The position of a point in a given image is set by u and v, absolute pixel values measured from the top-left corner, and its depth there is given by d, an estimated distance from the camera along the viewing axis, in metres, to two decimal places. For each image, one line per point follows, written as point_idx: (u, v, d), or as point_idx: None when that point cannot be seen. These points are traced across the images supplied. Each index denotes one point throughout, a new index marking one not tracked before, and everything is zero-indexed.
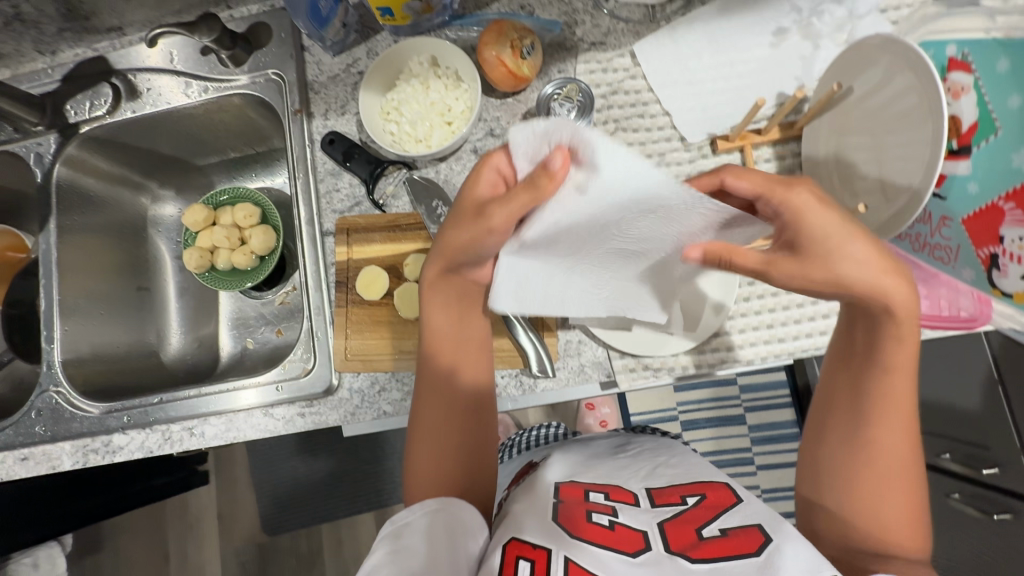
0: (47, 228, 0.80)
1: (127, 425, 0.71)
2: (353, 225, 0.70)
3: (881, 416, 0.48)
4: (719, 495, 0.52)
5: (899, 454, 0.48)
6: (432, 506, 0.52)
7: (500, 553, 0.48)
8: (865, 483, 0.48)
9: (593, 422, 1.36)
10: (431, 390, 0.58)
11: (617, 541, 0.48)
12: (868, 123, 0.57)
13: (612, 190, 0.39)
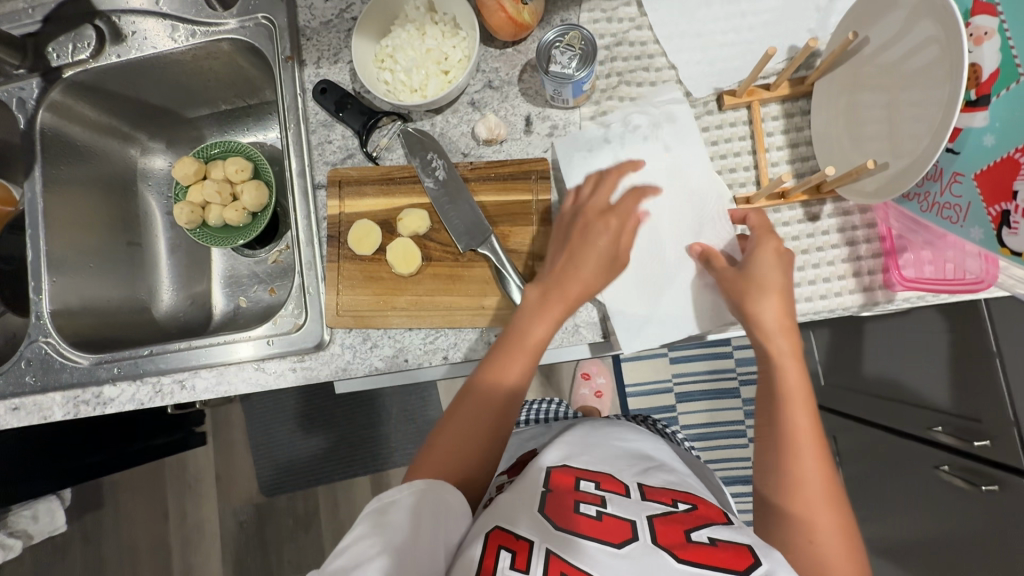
0: (33, 175, 0.78)
1: (117, 376, 0.71)
2: (345, 177, 0.67)
3: (798, 449, 0.53)
4: (711, 510, 0.56)
5: (824, 486, 0.52)
6: (420, 485, 0.51)
7: (482, 541, 0.50)
8: (798, 519, 0.51)
9: (587, 392, 1.36)
10: (502, 392, 0.57)
11: (602, 531, 0.51)
12: (885, 78, 0.54)
13: (664, 173, 0.62)
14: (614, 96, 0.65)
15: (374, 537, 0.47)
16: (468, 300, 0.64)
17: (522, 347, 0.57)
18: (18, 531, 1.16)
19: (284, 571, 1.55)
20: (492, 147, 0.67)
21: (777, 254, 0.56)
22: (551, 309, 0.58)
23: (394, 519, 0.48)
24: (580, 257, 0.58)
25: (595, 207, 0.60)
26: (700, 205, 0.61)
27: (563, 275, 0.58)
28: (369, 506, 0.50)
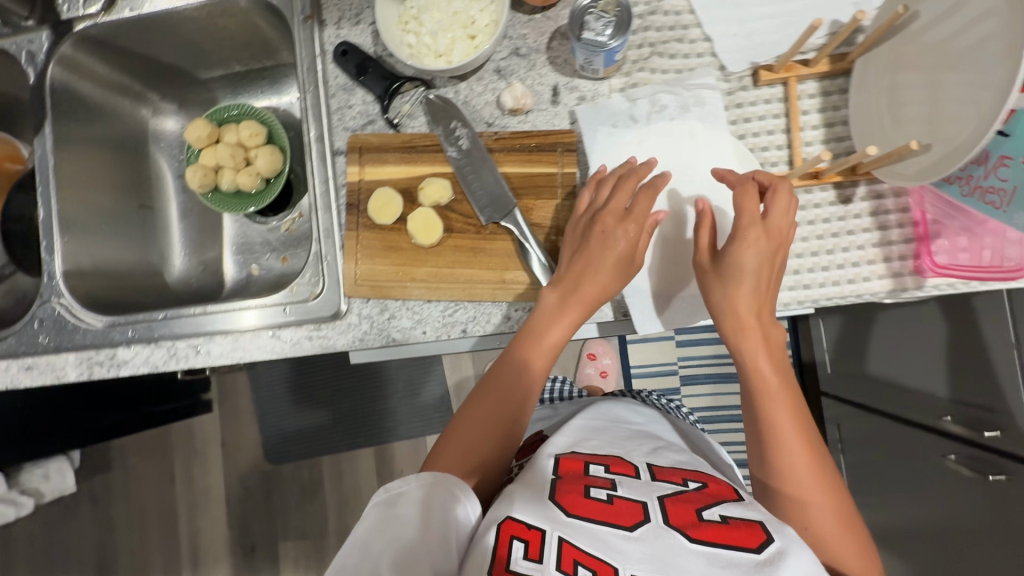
0: (43, 133, 0.76)
1: (132, 339, 0.70)
2: (365, 144, 0.66)
3: (784, 440, 0.53)
4: (722, 489, 0.57)
5: (817, 471, 0.52)
6: (427, 479, 0.53)
7: (494, 532, 0.50)
8: (793, 509, 0.52)
9: (593, 372, 1.39)
10: (519, 392, 0.58)
11: (613, 513, 0.51)
12: (927, 56, 0.53)
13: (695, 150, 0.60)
14: (646, 68, 0.62)
15: (384, 530, 0.49)
16: (490, 274, 0.63)
17: (537, 348, 0.58)
18: (29, 489, 1.17)
19: (289, 537, 1.57)
20: (518, 117, 0.65)
21: (755, 242, 0.53)
22: (566, 317, 0.57)
23: (403, 512, 0.50)
24: (597, 267, 0.56)
25: (615, 211, 0.57)
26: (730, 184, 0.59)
27: (580, 280, 0.57)
28: (379, 500, 0.53)
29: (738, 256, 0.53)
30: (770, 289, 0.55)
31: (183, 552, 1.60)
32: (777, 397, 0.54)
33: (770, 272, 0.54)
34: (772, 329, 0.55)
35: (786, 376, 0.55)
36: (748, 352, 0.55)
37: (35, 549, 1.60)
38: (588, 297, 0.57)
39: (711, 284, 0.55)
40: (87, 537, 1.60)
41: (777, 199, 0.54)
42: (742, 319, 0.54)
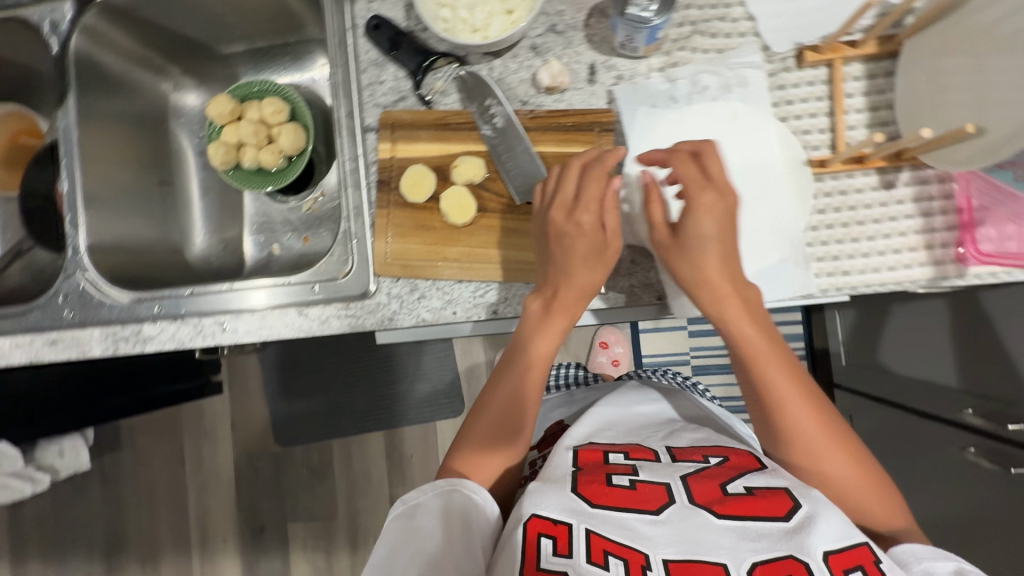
0: (67, 104, 0.75)
1: (157, 315, 0.70)
2: (398, 120, 0.65)
3: (783, 408, 0.54)
4: (743, 459, 0.57)
5: (822, 426, 0.54)
6: (443, 487, 0.56)
7: (521, 531, 0.49)
8: (805, 465, 0.54)
9: (604, 361, 1.36)
10: (522, 393, 0.61)
11: (638, 499, 0.52)
12: (968, 42, 0.50)
13: (736, 131, 0.58)
14: (686, 47, 0.61)
15: (405, 544, 0.51)
16: (522, 254, 0.63)
17: (530, 363, 0.60)
18: (44, 466, 1.17)
19: (298, 518, 1.58)
20: (553, 96, 0.64)
21: (715, 203, 0.53)
22: (556, 323, 0.59)
23: (422, 525, 0.52)
24: (574, 268, 0.57)
25: (563, 203, 0.57)
26: (773, 166, 0.58)
27: (557, 290, 0.58)
28: (398, 512, 0.55)
29: (697, 228, 0.53)
30: (734, 251, 0.55)
31: (192, 531, 1.61)
32: (767, 365, 0.54)
33: (732, 231, 0.54)
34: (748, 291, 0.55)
35: (771, 336, 0.55)
36: (734, 328, 0.55)
37: (46, 526, 1.62)
38: (569, 303, 0.58)
39: (679, 265, 0.55)
40: (98, 515, 1.61)
41: (709, 159, 0.54)
42: (722, 294, 0.54)
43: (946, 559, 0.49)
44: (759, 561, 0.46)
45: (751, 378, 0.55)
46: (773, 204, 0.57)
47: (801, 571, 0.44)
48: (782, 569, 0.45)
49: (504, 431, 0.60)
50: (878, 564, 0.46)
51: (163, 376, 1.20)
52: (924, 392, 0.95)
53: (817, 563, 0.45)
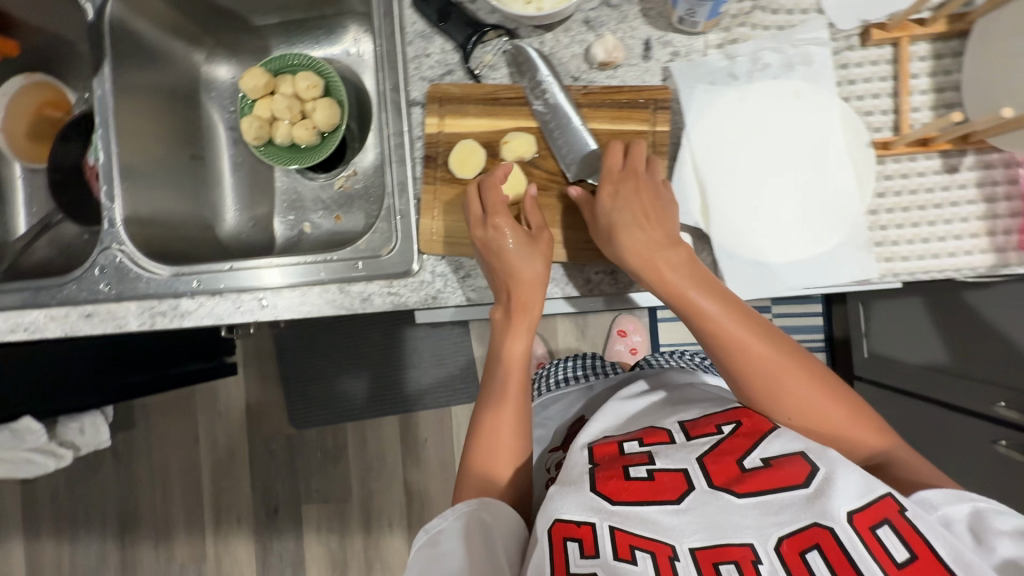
0: (102, 73, 0.73)
1: (196, 290, 0.69)
2: (446, 94, 0.63)
3: (735, 364, 0.54)
4: (756, 420, 0.54)
5: (781, 370, 0.54)
6: (463, 509, 0.55)
7: (546, 541, 0.49)
8: (774, 407, 0.54)
9: (622, 349, 1.36)
10: (511, 388, 0.62)
11: (657, 490, 0.50)
12: None
13: (798, 110, 0.57)
14: (747, 23, 0.59)
15: (434, 572, 0.51)
16: (571, 234, 0.62)
17: (511, 368, 0.62)
18: (65, 442, 1.14)
19: (312, 500, 1.56)
20: (606, 72, 0.62)
21: (617, 187, 0.56)
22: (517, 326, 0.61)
23: (449, 550, 0.52)
24: (516, 261, 0.58)
25: (479, 220, 0.60)
26: (837, 146, 0.56)
27: (510, 289, 0.59)
28: (420, 542, 0.54)
29: (615, 213, 0.55)
30: (662, 219, 0.56)
31: (205, 512, 1.60)
32: (718, 325, 0.54)
33: (652, 208, 0.56)
34: (680, 253, 0.55)
35: (712, 291, 0.54)
36: (679, 298, 0.54)
37: (61, 503, 1.62)
38: (527, 299, 0.60)
39: (617, 247, 0.55)
40: (111, 494, 1.62)
41: (615, 155, 0.58)
42: (657, 266, 0.54)
43: (961, 501, 0.48)
44: (785, 536, 0.46)
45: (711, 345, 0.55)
46: (749, 187, 0.57)
47: (829, 540, 0.44)
48: (808, 540, 0.45)
49: (504, 431, 0.60)
50: (903, 514, 0.45)
51: (179, 356, 1.22)
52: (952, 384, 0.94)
53: (842, 527, 0.44)
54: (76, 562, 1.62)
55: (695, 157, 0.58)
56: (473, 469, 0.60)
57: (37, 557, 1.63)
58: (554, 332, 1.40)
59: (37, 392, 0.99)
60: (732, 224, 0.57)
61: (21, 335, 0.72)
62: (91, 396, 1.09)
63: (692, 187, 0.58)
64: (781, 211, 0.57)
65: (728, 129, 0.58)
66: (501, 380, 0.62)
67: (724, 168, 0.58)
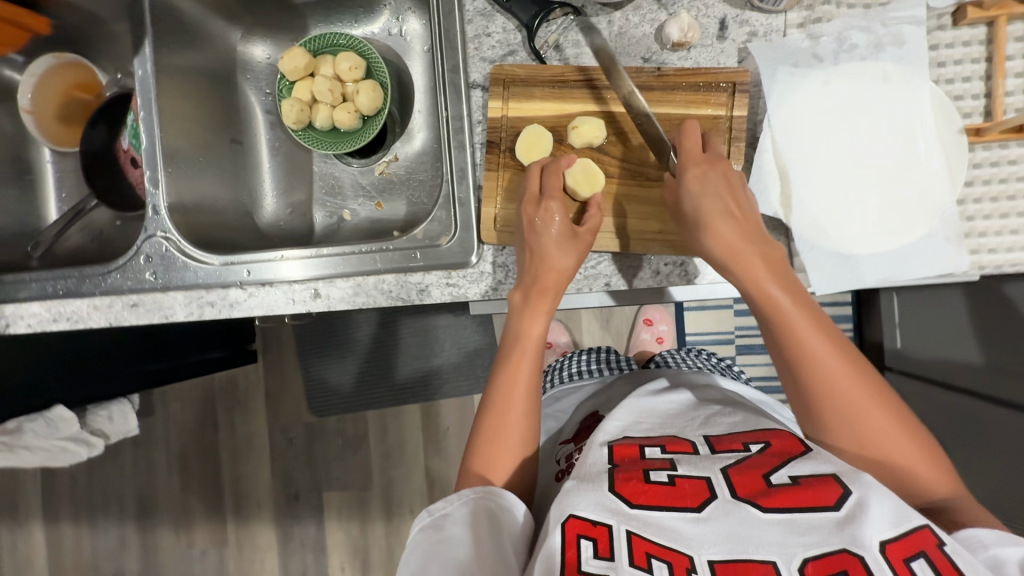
0: (142, 52, 0.71)
1: (246, 280, 0.67)
2: (510, 76, 0.60)
3: (811, 374, 0.48)
4: (787, 442, 0.50)
5: (862, 392, 0.48)
6: (471, 495, 0.51)
7: (558, 533, 0.45)
8: (844, 429, 0.48)
9: (649, 338, 1.31)
10: (522, 382, 0.56)
11: (677, 496, 0.47)
12: None
13: (888, 95, 0.54)
14: (831, 1, 0.56)
15: (437, 557, 0.48)
16: (642, 224, 0.59)
17: (521, 349, 0.57)
18: (95, 430, 1.10)
19: (332, 487, 1.50)
20: (679, 53, 0.59)
21: (706, 171, 0.52)
22: (540, 305, 0.56)
23: (454, 536, 0.49)
24: (550, 246, 0.56)
25: (531, 199, 0.58)
26: (929, 132, 0.54)
27: (534, 270, 0.56)
28: (424, 524, 0.51)
29: (701, 199, 0.52)
30: (748, 212, 0.52)
31: (225, 496, 1.53)
32: (797, 325, 0.49)
33: (738, 199, 0.52)
34: (768, 246, 0.51)
35: (799, 290, 0.50)
36: (758, 290, 0.50)
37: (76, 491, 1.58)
38: (551, 284, 0.56)
39: (704, 232, 0.52)
40: (129, 479, 1.55)
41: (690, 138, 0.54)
42: (742, 254, 0.50)
43: (1015, 544, 0.42)
44: (810, 557, 0.41)
45: (785, 348, 0.49)
46: (834, 175, 0.55)
47: (857, 566, 0.40)
48: (835, 565, 0.40)
49: (509, 423, 0.56)
50: (942, 549, 0.40)
51: (201, 344, 1.19)
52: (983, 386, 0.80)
53: (873, 556, 0.40)
54: (96, 548, 1.56)
55: (776, 143, 0.55)
56: (476, 458, 0.55)
57: (58, 543, 1.57)
58: (578, 322, 1.36)
59: (68, 380, 0.97)
60: (815, 215, 0.55)
61: (64, 324, 0.71)
62: (113, 386, 1.05)
63: (774, 173, 0.55)
64: (869, 200, 0.54)
65: (812, 114, 0.55)
66: (507, 371, 0.57)
67: (807, 155, 0.55)
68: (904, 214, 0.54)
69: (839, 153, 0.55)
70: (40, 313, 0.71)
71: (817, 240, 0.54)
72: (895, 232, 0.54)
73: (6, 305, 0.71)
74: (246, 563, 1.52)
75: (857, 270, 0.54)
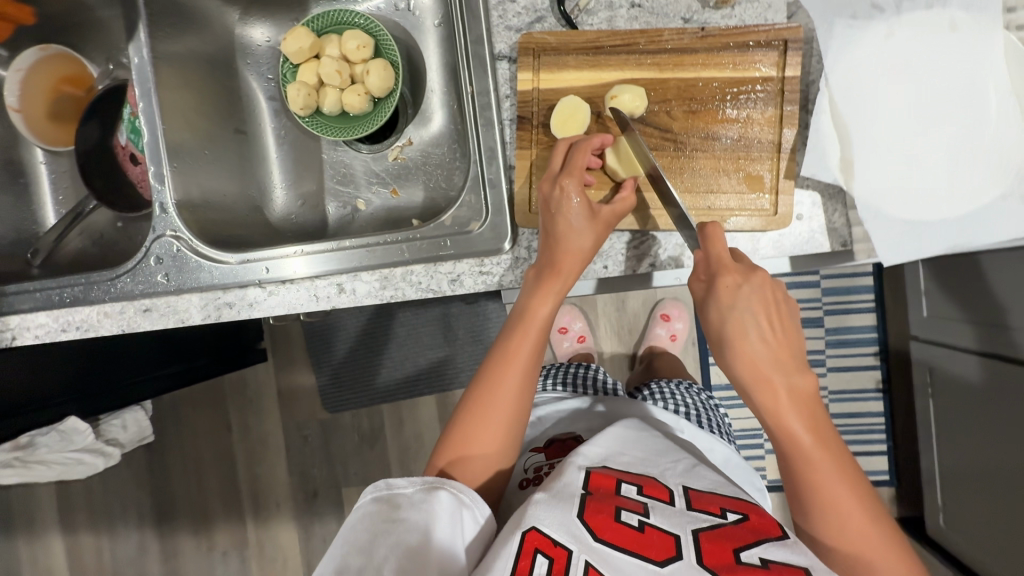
0: (137, 38, 0.67)
1: (265, 278, 0.63)
2: (541, 44, 0.56)
3: (829, 523, 0.45)
4: (765, 522, 0.47)
5: (881, 552, 0.45)
6: (431, 482, 0.48)
7: (516, 539, 0.45)
8: (844, 558, 0.45)
9: (661, 334, 1.21)
10: (517, 373, 0.53)
11: (641, 544, 0.45)
12: None
13: (952, 45, 0.50)
14: None
15: (385, 533, 0.45)
16: (691, 198, 0.55)
17: (525, 327, 0.54)
18: (110, 440, 1.10)
19: (351, 482, 1.46)
20: (721, 12, 0.55)
21: (741, 280, 0.46)
22: (550, 285, 0.53)
23: (407, 518, 0.46)
24: (566, 230, 0.52)
25: (550, 173, 0.54)
26: (998, 83, 0.49)
27: (546, 244, 0.54)
28: (379, 495, 0.48)
29: (730, 316, 0.46)
30: (788, 330, 0.46)
31: (243, 498, 1.50)
32: (820, 473, 0.45)
33: (777, 311, 0.47)
34: (802, 379, 0.45)
35: (824, 430, 0.45)
36: (772, 411, 0.46)
37: (91, 499, 1.55)
38: (567, 268, 0.52)
39: (730, 355, 0.47)
40: (144, 485, 1.53)
41: (717, 244, 0.48)
42: (768, 386, 0.45)
43: None
44: None
45: (799, 470, 0.46)
46: (896, 138, 0.51)
47: None
48: None
49: (501, 403, 0.53)
50: None
51: (212, 350, 1.12)
52: (1019, 344, 0.79)
53: None
54: (117, 554, 1.54)
55: (835, 103, 0.51)
56: (461, 423, 0.53)
57: (77, 551, 1.55)
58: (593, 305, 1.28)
59: (76, 392, 0.94)
60: (884, 183, 0.51)
61: (73, 334, 0.67)
62: (106, 399, 0.99)
63: (833, 137, 0.51)
64: (939, 158, 0.50)
65: (871, 70, 0.51)
66: (509, 343, 0.54)
67: (868, 115, 0.51)
68: (979, 169, 0.50)
69: (900, 113, 0.51)
70: (48, 323, 0.67)
71: (888, 210, 0.51)
72: (965, 191, 0.50)
73: (10, 317, 0.67)
74: (269, 562, 1.50)
75: (929, 235, 0.51)
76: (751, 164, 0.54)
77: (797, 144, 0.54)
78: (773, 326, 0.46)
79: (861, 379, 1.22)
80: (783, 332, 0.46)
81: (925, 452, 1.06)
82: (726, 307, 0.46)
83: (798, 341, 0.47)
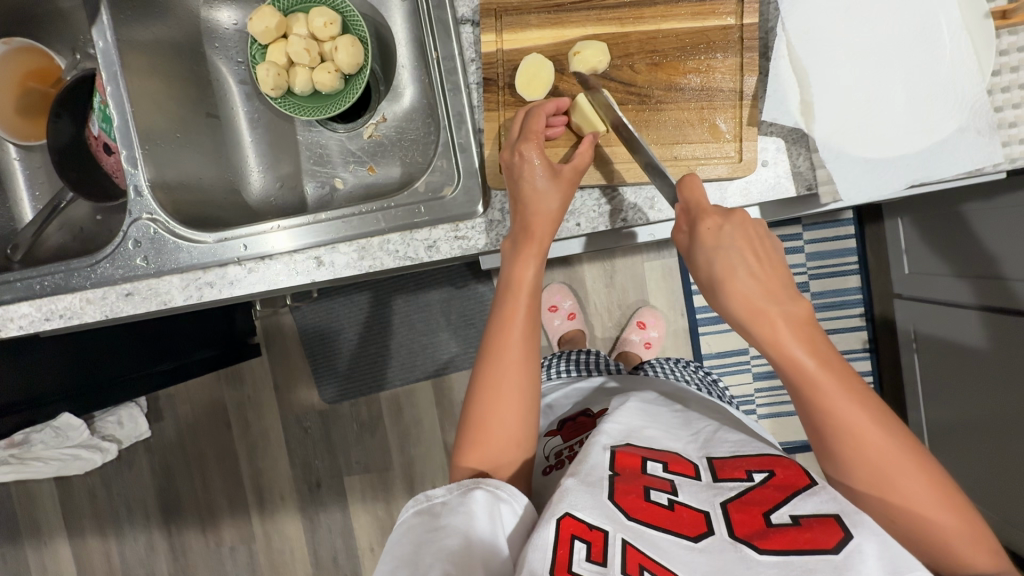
0: (100, 22, 0.66)
1: (244, 256, 0.63)
2: (503, 6, 0.57)
3: (843, 451, 0.45)
4: (791, 473, 0.48)
5: (905, 472, 0.44)
6: (468, 486, 0.48)
7: (552, 527, 0.44)
8: (868, 484, 0.45)
9: (638, 341, 1.22)
10: (517, 347, 0.54)
11: (674, 521, 0.46)
12: None
13: None
14: None
15: (430, 543, 0.44)
16: (658, 150, 0.56)
17: (515, 294, 0.54)
18: (107, 436, 1.14)
19: (353, 471, 1.44)
20: None
21: (723, 224, 0.47)
22: (526, 251, 0.54)
23: (449, 523, 0.45)
24: (533, 193, 0.53)
25: (510, 143, 0.55)
26: (949, 21, 0.50)
27: (518, 212, 0.54)
28: (420, 509, 0.48)
29: (717, 257, 0.47)
30: (776, 266, 0.47)
31: (246, 494, 1.50)
32: (835, 403, 0.44)
33: (761, 249, 0.47)
34: (796, 306, 0.45)
35: (827, 356, 0.45)
36: (773, 344, 0.45)
37: (94, 502, 1.55)
38: (539, 233, 0.53)
39: (724, 295, 0.46)
40: (147, 486, 1.53)
41: (694, 193, 0.49)
42: (764, 316, 0.45)
43: None
44: None
45: (806, 403, 0.46)
46: (855, 79, 0.52)
47: None
48: None
49: (509, 370, 0.53)
50: None
51: (201, 342, 1.11)
52: None
53: None
54: (125, 554, 1.56)
55: (792, 48, 0.52)
56: (475, 410, 0.53)
57: (85, 553, 1.56)
58: (582, 281, 1.28)
59: (72, 389, 0.94)
60: (845, 124, 0.52)
61: (56, 323, 0.68)
62: (101, 395, 0.99)
63: (792, 82, 0.52)
64: (898, 96, 0.51)
65: (825, 14, 0.52)
66: (503, 314, 0.54)
67: (827, 56, 0.52)
68: (937, 104, 0.51)
69: (858, 55, 0.52)
70: (32, 313, 0.68)
71: (852, 151, 0.52)
72: (926, 127, 0.51)
73: None
74: (277, 554, 1.50)
75: (891, 172, 0.52)
76: (714, 114, 0.55)
77: (759, 92, 0.55)
78: (757, 263, 0.46)
79: (849, 339, 1.24)
80: (773, 270, 0.46)
81: (914, 406, 1.08)
82: (711, 250, 0.47)
83: (785, 272, 0.47)
